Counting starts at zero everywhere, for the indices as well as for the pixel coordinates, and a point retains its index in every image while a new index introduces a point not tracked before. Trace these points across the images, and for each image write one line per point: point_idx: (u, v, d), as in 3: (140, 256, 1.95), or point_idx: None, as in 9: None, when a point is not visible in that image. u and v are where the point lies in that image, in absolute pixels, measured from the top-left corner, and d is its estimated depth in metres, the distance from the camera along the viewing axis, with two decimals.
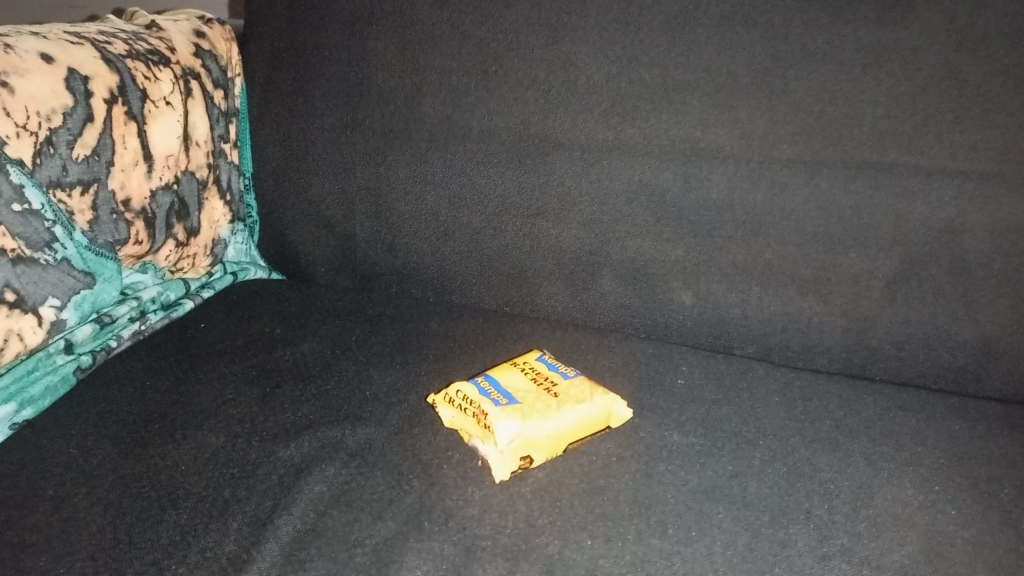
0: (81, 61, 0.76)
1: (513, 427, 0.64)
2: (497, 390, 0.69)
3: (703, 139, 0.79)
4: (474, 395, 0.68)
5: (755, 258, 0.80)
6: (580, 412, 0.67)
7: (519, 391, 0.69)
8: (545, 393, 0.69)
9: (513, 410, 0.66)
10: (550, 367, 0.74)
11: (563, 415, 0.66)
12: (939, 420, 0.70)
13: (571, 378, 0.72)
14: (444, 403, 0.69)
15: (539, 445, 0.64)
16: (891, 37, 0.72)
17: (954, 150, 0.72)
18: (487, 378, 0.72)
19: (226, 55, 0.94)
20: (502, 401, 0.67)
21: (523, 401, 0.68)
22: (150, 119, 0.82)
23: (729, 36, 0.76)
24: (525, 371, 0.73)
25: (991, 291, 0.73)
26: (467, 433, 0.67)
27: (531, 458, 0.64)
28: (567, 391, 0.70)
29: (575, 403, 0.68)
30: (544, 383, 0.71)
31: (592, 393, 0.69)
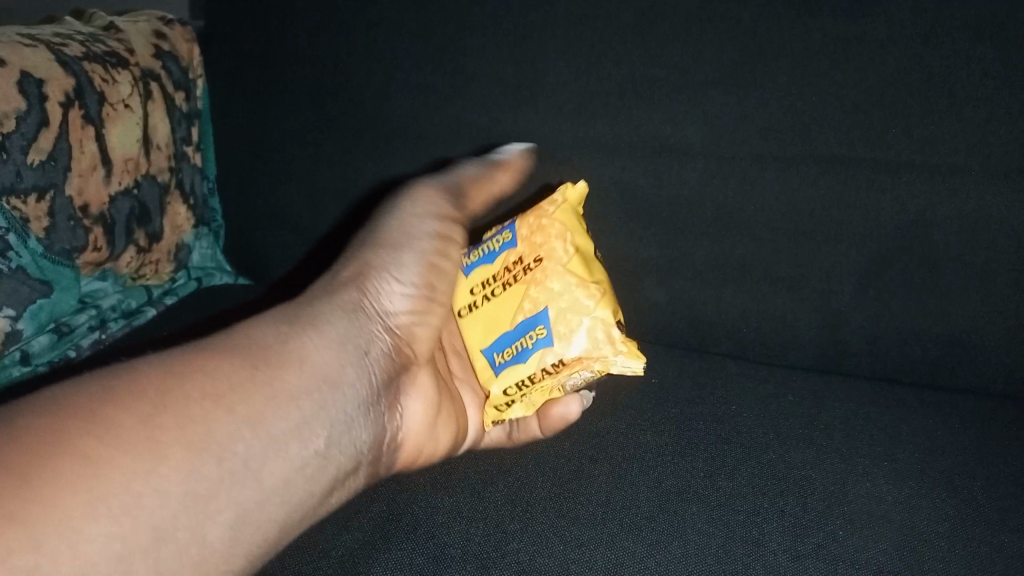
0: (35, 63, 0.74)
1: (582, 328, 0.60)
2: (508, 323, 0.63)
3: (674, 134, 0.78)
4: (521, 359, 0.61)
5: (729, 255, 0.79)
6: (574, 264, 0.62)
7: (518, 313, 0.62)
8: (522, 279, 0.63)
9: (564, 322, 0.60)
10: (488, 262, 0.66)
11: (586, 284, 0.61)
12: (912, 414, 0.69)
13: (518, 243, 0.65)
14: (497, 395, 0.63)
15: (613, 325, 0.60)
16: (860, 31, 0.71)
17: (923, 143, 0.71)
18: (475, 341, 0.65)
19: (187, 55, 0.92)
20: (547, 335, 0.60)
21: (552, 311, 0.60)
22: (108, 123, 0.80)
23: (696, 32, 0.75)
24: (474, 297, 0.65)
25: (962, 284, 0.73)
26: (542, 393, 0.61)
27: (619, 336, 0.60)
28: (541, 257, 0.63)
29: (556, 265, 0.62)
30: (507, 281, 0.64)
31: (556, 240, 0.63)
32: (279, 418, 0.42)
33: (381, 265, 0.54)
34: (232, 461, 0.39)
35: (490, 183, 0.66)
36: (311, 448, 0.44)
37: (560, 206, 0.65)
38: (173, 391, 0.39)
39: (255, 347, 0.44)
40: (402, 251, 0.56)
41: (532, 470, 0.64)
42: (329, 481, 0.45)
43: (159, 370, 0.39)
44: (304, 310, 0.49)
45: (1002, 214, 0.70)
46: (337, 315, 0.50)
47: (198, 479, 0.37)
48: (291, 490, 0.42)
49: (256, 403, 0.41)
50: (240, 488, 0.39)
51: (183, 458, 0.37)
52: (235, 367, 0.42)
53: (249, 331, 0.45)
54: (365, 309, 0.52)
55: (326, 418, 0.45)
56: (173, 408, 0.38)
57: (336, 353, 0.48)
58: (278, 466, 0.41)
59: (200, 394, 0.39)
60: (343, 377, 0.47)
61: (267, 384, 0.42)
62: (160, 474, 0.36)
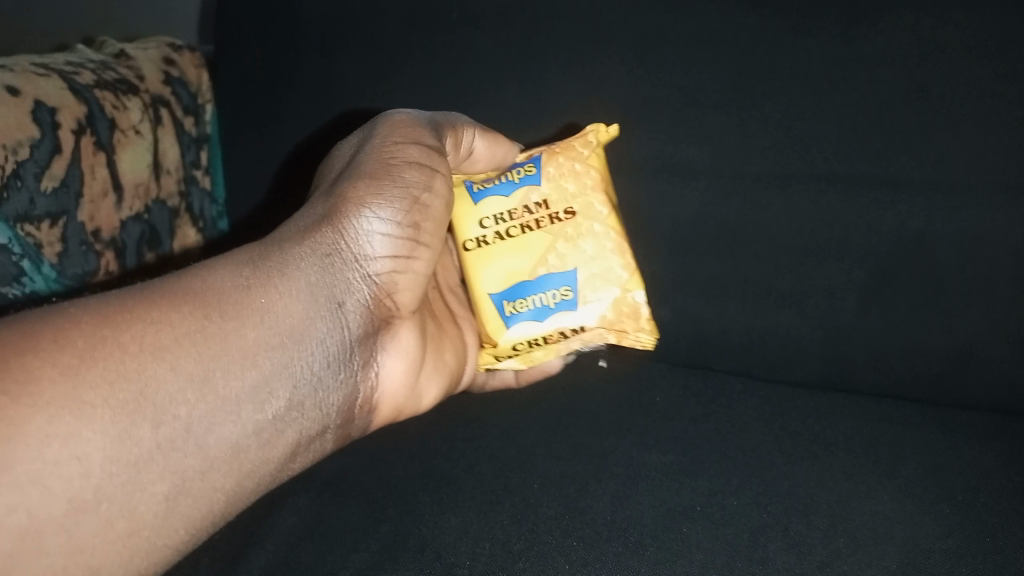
0: (49, 91, 0.75)
1: (610, 300, 0.68)
2: (532, 277, 0.67)
3: (676, 153, 0.79)
4: (542, 315, 0.68)
5: (732, 271, 0.79)
6: (610, 228, 0.68)
7: (544, 265, 0.67)
8: (548, 225, 0.67)
9: (591, 287, 0.67)
10: (508, 195, 0.67)
11: (621, 253, 0.68)
12: (916, 430, 0.70)
13: (545, 183, 0.67)
14: (508, 342, 0.68)
15: (640, 303, 0.68)
16: (856, 50, 0.73)
17: (923, 161, 0.72)
18: (483, 282, 0.67)
19: (196, 81, 0.94)
20: (573, 297, 0.67)
21: (583, 276, 0.67)
22: (119, 148, 0.82)
23: (698, 52, 0.77)
24: (487, 230, 0.67)
25: (964, 299, 0.73)
26: (554, 345, 0.70)
27: (644, 314, 0.68)
28: (575, 209, 0.67)
29: (591, 223, 0.67)
30: (530, 222, 0.67)
31: (592, 195, 0.68)
32: (231, 378, 0.44)
33: (356, 204, 0.54)
34: (171, 427, 0.41)
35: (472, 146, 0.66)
36: (267, 411, 0.46)
37: (593, 150, 0.69)
38: (106, 346, 0.39)
39: (213, 297, 0.45)
40: (380, 186, 0.55)
41: (536, 489, 0.64)
42: (288, 447, 0.47)
43: (94, 321, 0.40)
44: (274, 257, 0.50)
45: (1001, 230, 0.71)
46: (306, 266, 0.51)
47: (125, 445, 0.39)
48: (242, 458, 0.44)
49: (204, 361, 0.43)
50: (178, 455, 0.41)
51: (112, 421, 0.38)
52: (179, 322, 0.43)
53: (211, 278, 0.46)
54: (335, 260, 0.52)
55: (285, 376, 0.47)
56: (104, 364, 0.39)
57: (299, 308, 0.49)
58: (226, 432, 0.43)
59: (138, 348, 0.40)
60: (308, 334, 0.49)
61: (220, 342, 0.44)
62: (85, 437, 0.37)
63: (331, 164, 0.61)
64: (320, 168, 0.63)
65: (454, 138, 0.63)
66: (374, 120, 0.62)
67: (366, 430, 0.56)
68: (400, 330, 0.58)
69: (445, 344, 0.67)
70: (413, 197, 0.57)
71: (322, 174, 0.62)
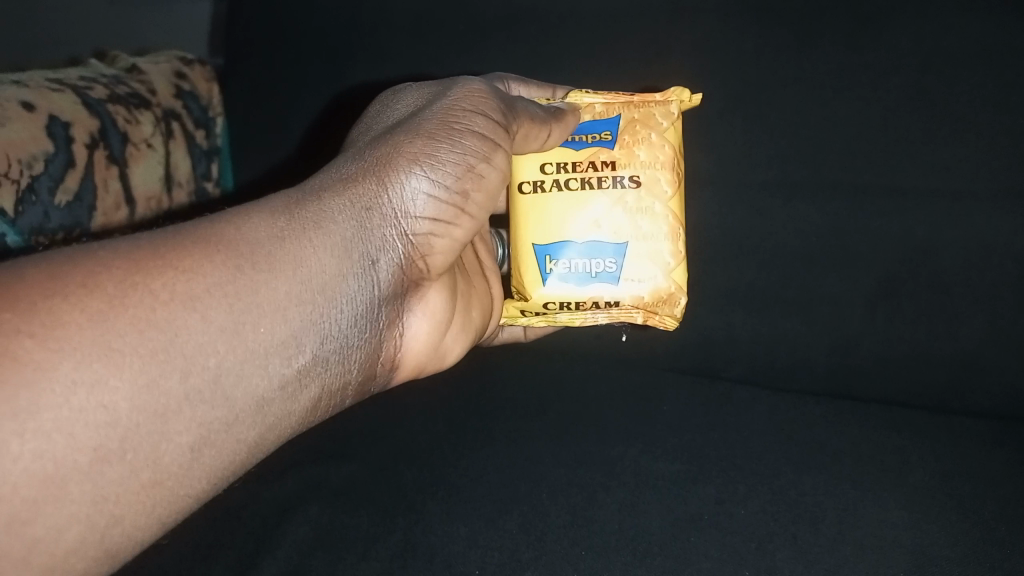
0: (62, 106, 0.76)
1: (652, 283, 0.66)
2: (580, 240, 0.66)
3: (682, 163, 0.80)
4: (578, 280, 0.67)
5: (737, 281, 0.80)
6: (670, 211, 0.66)
7: (596, 230, 0.66)
8: (608, 189, 0.66)
9: (636, 265, 0.66)
10: (575, 149, 0.66)
11: (673, 239, 0.66)
12: (922, 437, 0.70)
13: (616, 147, 0.66)
14: (538, 299, 0.68)
15: (679, 292, 0.67)
16: (862, 60, 0.73)
17: (928, 170, 0.73)
18: (530, 231, 0.67)
19: (207, 94, 0.95)
20: (615, 271, 0.66)
21: (631, 251, 0.66)
22: (131, 162, 0.83)
23: (703, 63, 0.78)
24: (544, 177, 0.66)
25: (970, 306, 0.73)
26: (580, 314, 0.68)
27: (681, 304, 0.67)
28: (640, 180, 0.66)
29: (653, 199, 0.66)
30: (590, 181, 0.66)
31: (661, 171, 0.66)
32: (260, 332, 0.39)
33: (405, 160, 0.49)
34: (200, 376, 0.36)
35: (539, 132, 0.61)
36: (294, 365, 0.41)
37: (672, 123, 0.67)
38: (135, 293, 0.35)
39: (249, 244, 0.40)
40: (434, 147, 0.50)
41: (544, 497, 0.65)
42: (309, 403, 0.43)
43: (125, 265, 0.36)
44: (311, 206, 0.45)
45: (1009, 237, 0.71)
46: (345, 219, 0.45)
47: (153, 396, 0.34)
48: (268, 411, 0.40)
49: (236, 312, 0.38)
50: (205, 407, 0.36)
51: (141, 371, 0.34)
52: (213, 271, 0.38)
53: (246, 225, 0.41)
54: (375, 213, 0.47)
55: (315, 331, 0.42)
56: (133, 312, 0.34)
57: (334, 261, 0.44)
58: (253, 386, 0.39)
59: (168, 296, 0.36)
60: (340, 290, 0.44)
61: (252, 293, 0.39)
62: (111, 386, 0.33)
63: (386, 118, 0.56)
64: (367, 120, 0.58)
65: (519, 118, 0.58)
66: (442, 85, 0.57)
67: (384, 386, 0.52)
68: (430, 291, 0.53)
69: (475, 301, 0.63)
70: (467, 164, 0.51)
71: (371, 125, 0.57)
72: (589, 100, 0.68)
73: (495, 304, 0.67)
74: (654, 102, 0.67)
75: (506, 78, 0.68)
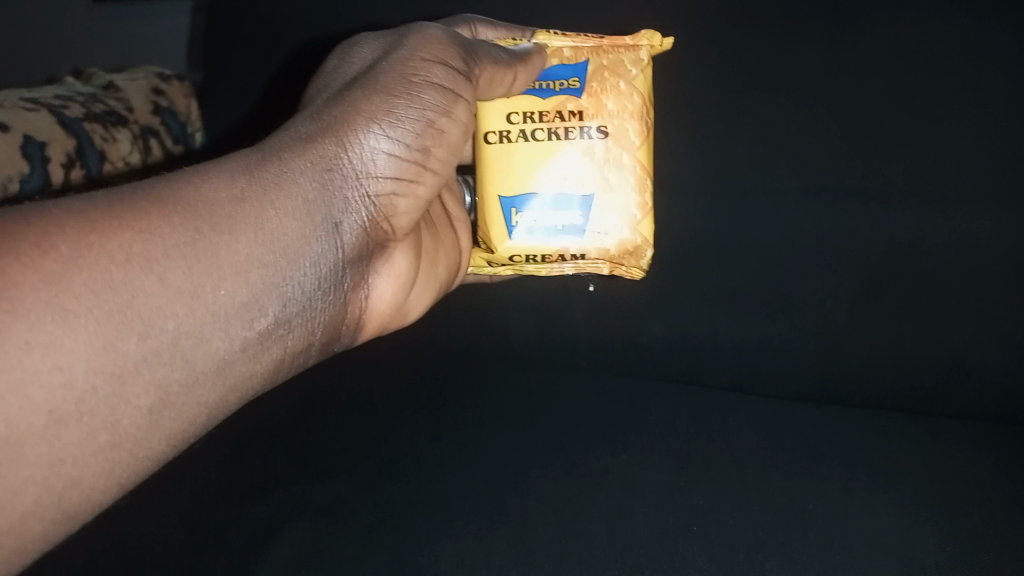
0: (39, 126, 0.74)
1: (618, 236, 0.66)
2: (545, 193, 0.65)
3: (664, 168, 0.79)
4: (544, 233, 0.66)
5: (723, 286, 0.79)
6: (637, 162, 0.65)
7: (562, 183, 0.65)
8: (575, 139, 0.65)
9: (603, 218, 0.66)
10: (542, 97, 0.64)
11: (640, 192, 0.66)
12: (910, 440, 0.69)
13: (584, 95, 0.65)
14: (504, 251, 0.67)
15: (646, 245, 0.67)
16: (842, 64, 0.73)
17: (910, 172, 0.73)
18: (497, 182, 0.66)
19: (185, 110, 0.95)
20: (581, 223, 0.66)
21: (597, 204, 0.66)
22: (111, 181, 0.82)
23: (684, 69, 0.77)
24: (511, 127, 0.64)
25: (956, 307, 0.73)
26: (546, 266, 0.68)
27: (648, 257, 0.68)
28: (607, 131, 0.65)
29: (621, 150, 0.65)
30: (557, 131, 0.65)
31: (630, 120, 0.65)
32: (220, 295, 0.39)
33: (364, 119, 0.48)
34: (158, 340, 0.36)
35: (503, 76, 0.60)
36: (256, 329, 0.41)
37: (642, 71, 0.66)
38: (91, 253, 0.34)
39: (208, 204, 0.39)
40: (392, 104, 0.49)
41: (532, 511, 0.64)
42: (273, 363, 0.43)
43: (79, 223, 0.35)
44: (272, 165, 0.43)
45: (990, 238, 0.71)
46: (307, 177, 0.44)
47: (111, 356, 0.34)
48: (227, 374, 0.40)
49: (196, 274, 0.38)
50: (165, 370, 0.36)
51: (96, 333, 0.34)
52: (171, 230, 0.37)
53: (204, 183, 0.40)
54: (338, 173, 0.46)
55: (278, 293, 0.42)
56: (89, 270, 0.34)
57: (298, 223, 0.43)
58: (213, 348, 0.39)
59: (125, 257, 0.35)
60: (304, 251, 0.44)
61: (213, 254, 0.38)
62: (67, 349, 0.33)
63: (345, 61, 0.54)
64: (325, 69, 0.55)
65: (482, 62, 0.56)
66: (399, 32, 0.55)
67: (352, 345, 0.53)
68: (394, 254, 0.53)
69: (440, 258, 0.63)
70: (427, 120, 0.51)
71: (328, 77, 0.54)
72: (556, 43, 0.66)
73: (461, 257, 0.67)
74: (623, 48, 0.66)
75: (471, 19, 0.65)
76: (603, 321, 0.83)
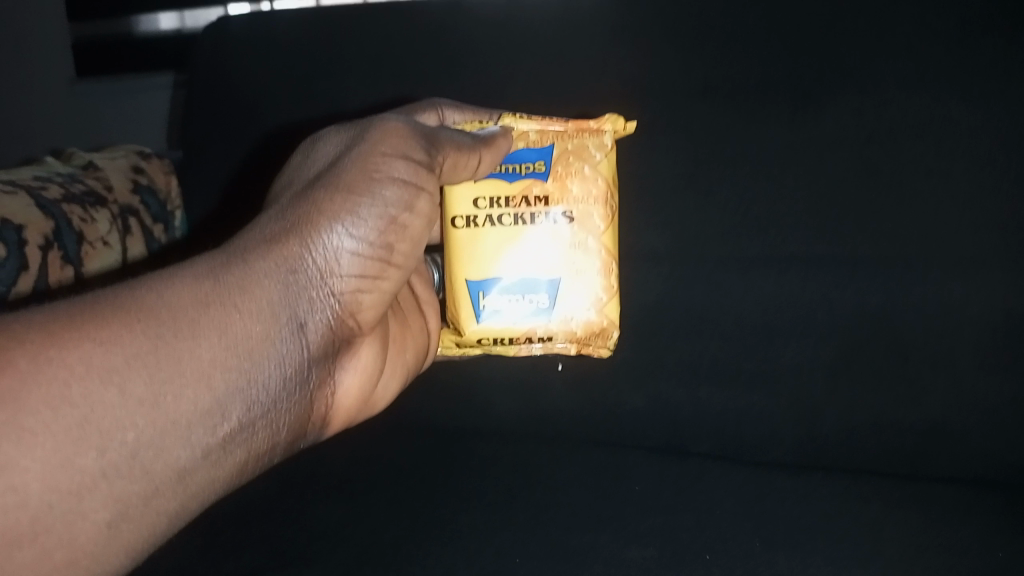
0: (13, 209, 0.71)
1: (584, 318, 0.67)
2: (512, 276, 0.66)
3: (639, 242, 0.81)
4: (512, 316, 0.66)
5: (702, 355, 0.80)
6: (602, 245, 0.66)
7: (529, 267, 0.66)
8: (541, 224, 0.65)
9: (569, 300, 0.66)
10: (508, 182, 0.65)
11: (606, 274, 0.67)
12: (893, 507, 0.69)
13: (550, 179, 0.65)
14: (472, 334, 0.67)
15: (612, 326, 0.68)
16: (807, 136, 0.75)
17: (878, 240, 0.74)
18: (464, 266, 0.66)
19: (166, 187, 0.92)
20: (548, 306, 0.66)
21: (564, 287, 0.66)
22: (87, 262, 0.78)
23: (654, 143, 0.79)
24: (478, 212, 0.65)
25: (930, 373, 0.74)
26: (513, 348, 0.68)
27: (614, 336, 0.68)
28: (573, 215, 0.66)
29: (586, 234, 0.66)
30: (523, 216, 0.65)
31: (594, 206, 0.66)
32: (183, 402, 0.40)
33: (328, 216, 0.49)
34: (117, 452, 0.37)
35: (468, 160, 0.59)
36: (219, 434, 0.42)
37: (606, 155, 0.66)
38: (51, 367, 0.36)
39: (171, 311, 0.41)
40: (355, 201, 0.50)
41: None
42: (237, 466, 0.44)
43: (39, 337, 0.36)
44: (237, 268, 0.45)
45: (960, 303, 0.72)
46: (271, 280, 0.46)
47: (68, 474, 0.36)
48: (189, 481, 0.41)
49: (157, 383, 0.39)
50: (122, 482, 0.38)
51: (53, 450, 0.35)
52: (132, 340, 0.39)
53: (168, 290, 0.42)
54: (302, 275, 0.47)
55: (242, 397, 0.43)
56: (48, 387, 0.36)
57: (261, 327, 0.45)
58: (174, 456, 0.40)
59: (85, 369, 0.37)
60: (267, 353, 0.45)
61: (174, 363, 0.40)
62: (23, 467, 0.34)
63: (311, 155, 0.55)
64: (290, 165, 0.56)
65: (444, 148, 0.57)
66: (361, 123, 0.55)
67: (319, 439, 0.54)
68: (359, 346, 0.55)
69: (407, 344, 0.64)
70: (389, 216, 0.52)
71: (295, 172, 0.55)
72: (523, 126, 0.66)
73: (429, 340, 0.68)
74: (588, 131, 0.66)
75: (439, 103, 0.67)
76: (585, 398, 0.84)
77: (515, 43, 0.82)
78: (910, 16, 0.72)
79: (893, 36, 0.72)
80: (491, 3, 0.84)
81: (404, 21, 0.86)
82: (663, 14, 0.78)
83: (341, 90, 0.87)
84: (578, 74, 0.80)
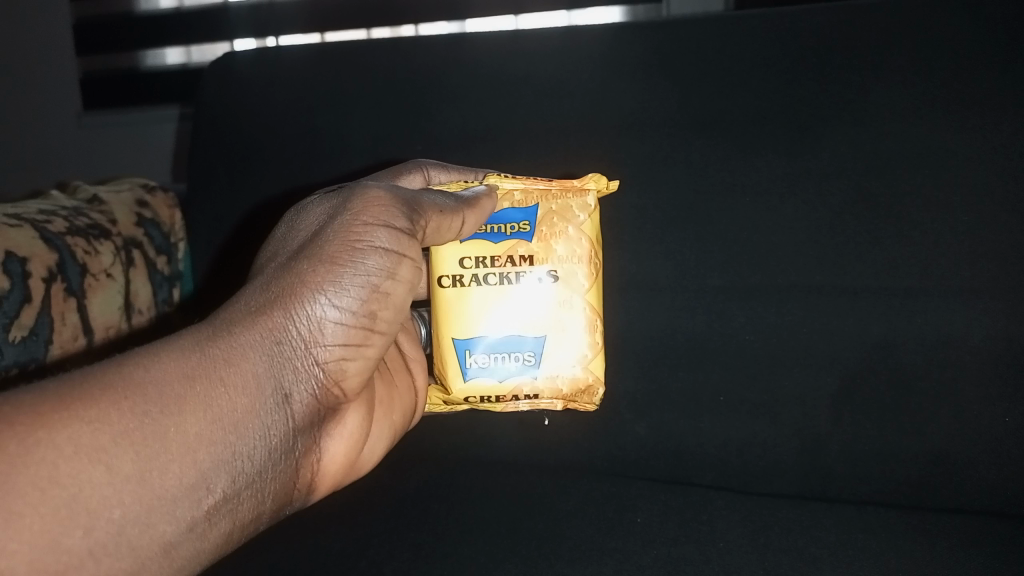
0: (19, 242, 0.71)
1: (569, 375, 0.67)
2: (498, 334, 0.66)
3: (640, 271, 0.81)
4: (498, 374, 0.66)
5: (704, 384, 0.80)
6: (587, 304, 0.66)
7: (515, 324, 0.66)
8: (525, 283, 0.65)
9: (555, 357, 0.67)
10: (494, 242, 0.65)
11: (591, 331, 0.67)
12: (899, 538, 0.68)
13: (534, 239, 0.66)
14: (460, 392, 0.67)
15: (598, 383, 0.67)
16: (805, 166, 0.75)
17: (878, 269, 0.74)
18: (451, 324, 0.66)
19: (169, 221, 0.94)
20: (534, 364, 0.66)
21: (549, 345, 0.66)
22: (91, 293, 0.78)
23: (653, 174, 0.79)
24: (464, 271, 0.65)
25: (932, 403, 0.74)
26: (501, 404, 0.68)
27: (600, 394, 0.68)
28: (557, 275, 0.66)
29: (570, 292, 0.66)
30: (509, 276, 0.65)
31: (578, 265, 0.66)
32: (168, 478, 0.40)
33: (311, 287, 0.49)
34: (104, 530, 0.38)
35: (451, 222, 0.59)
36: (205, 507, 0.42)
37: (589, 215, 0.67)
38: (40, 449, 0.37)
39: (157, 386, 0.41)
40: (338, 272, 0.50)
41: None
42: (223, 537, 0.44)
43: (29, 421, 0.37)
44: (222, 341, 0.45)
45: (960, 332, 0.73)
46: (255, 352, 0.46)
47: (54, 553, 0.36)
48: (175, 555, 0.41)
49: (143, 460, 0.39)
50: (110, 560, 0.38)
51: (40, 530, 0.36)
52: (120, 418, 0.39)
53: (155, 365, 0.42)
54: (288, 346, 0.47)
55: (227, 470, 0.43)
56: (36, 469, 0.36)
57: (245, 400, 0.45)
58: (159, 532, 0.40)
59: (73, 449, 0.38)
60: (252, 426, 0.45)
61: (160, 439, 0.40)
62: (10, 550, 0.35)
63: (297, 225, 0.55)
64: (276, 235, 0.56)
65: (426, 212, 0.56)
66: (344, 192, 0.55)
67: (308, 505, 0.53)
68: (346, 412, 0.54)
69: (394, 406, 0.64)
70: (372, 286, 0.51)
71: (280, 243, 0.55)
72: (507, 185, 0.67)
73: (417, 398, 0.68)
74: (572, 191, 0.67)
75: (424, 165, 0.68)
76: (587, 430, 0.84)
77: (514, 76, 0.83)
78: (904, 50, 0.73)
79: (887, 70, 0.73)
80: (490, 37, 0.85)
81: (404, 57, 0.87)
82: (660, 48, 0.79)
83: (343, 124, 0.88)
84: (578, 108, 0.81)
